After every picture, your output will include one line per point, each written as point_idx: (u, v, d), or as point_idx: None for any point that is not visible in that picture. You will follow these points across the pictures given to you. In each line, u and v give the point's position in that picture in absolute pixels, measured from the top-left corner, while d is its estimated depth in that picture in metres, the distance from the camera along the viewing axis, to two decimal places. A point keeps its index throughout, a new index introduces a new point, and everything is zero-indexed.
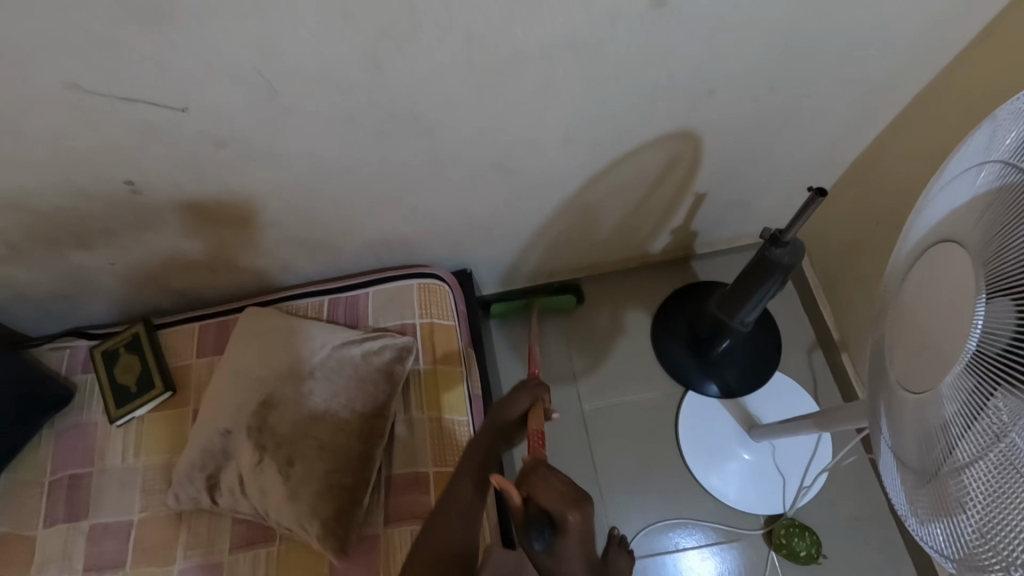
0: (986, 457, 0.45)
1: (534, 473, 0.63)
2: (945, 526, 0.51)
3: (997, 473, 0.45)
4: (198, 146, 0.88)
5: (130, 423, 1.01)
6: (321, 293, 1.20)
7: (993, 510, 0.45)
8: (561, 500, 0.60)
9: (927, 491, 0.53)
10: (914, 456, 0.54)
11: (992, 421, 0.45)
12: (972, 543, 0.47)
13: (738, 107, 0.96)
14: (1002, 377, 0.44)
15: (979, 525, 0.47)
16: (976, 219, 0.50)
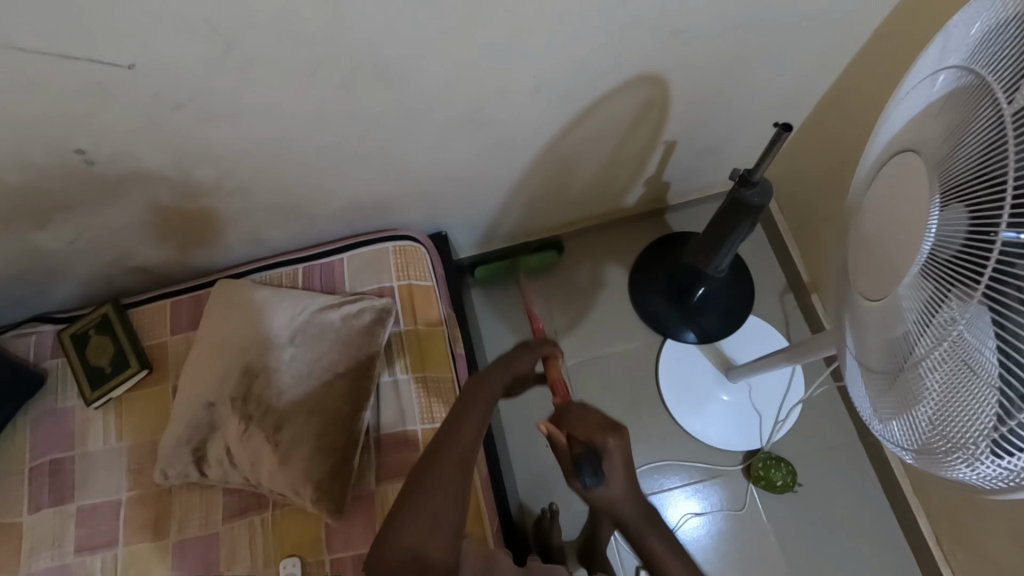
0: (941, 351, 0.40)
1: (568, 413, 0.67)
2: (905, 423, 0.45)
3: (957, 371, 0.40)
4: (154, 109, 0.73)
5: (108, 404, 1.00)
6: (292, 261, 1.08)
7: (955, 406, 0.40)
8: (601, 433, 0.63)
9: (879, 395, 0.48)
10: (874, 359, 0.48)
11: (949, 322, 0.39)
12: (931, 435, 0.43)
13: (706, 44, 0.89)
14: (960, 277, 0.38)
15: (938, 417, 0.42)
16: (933, 125, 0.42)
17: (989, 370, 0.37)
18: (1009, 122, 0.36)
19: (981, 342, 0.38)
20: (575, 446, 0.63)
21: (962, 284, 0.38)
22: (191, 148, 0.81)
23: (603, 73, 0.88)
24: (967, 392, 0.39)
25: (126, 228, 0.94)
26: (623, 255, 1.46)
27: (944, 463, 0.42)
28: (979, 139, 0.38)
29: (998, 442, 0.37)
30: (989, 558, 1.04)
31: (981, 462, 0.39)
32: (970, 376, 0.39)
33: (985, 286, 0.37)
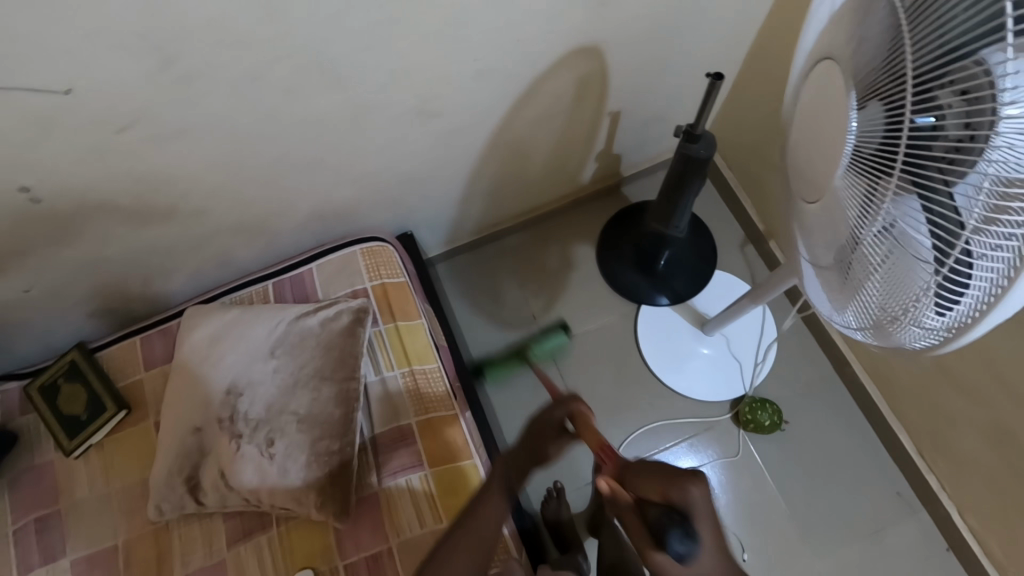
0: (876, 234, 0.44)
1: (630, 476, 0.61)
2: (854, 306, 0.50)
3: (892, 251, 0.44)
4: (97, 135, 0.72)
5: (89, 451, 0.97)
6: (260, 279, 1.07)
7: (894, 282, 0.45)
8: (677, 486, 0.55)
9: (831, 286, 0.52)
10: (822, 255, 0.52)
11: (881, 210, 0.43)
12: (878, 311, 0.47)
13: (634, 11, 0.93)
14: (883, 168, 0.42)
15: (880, 296, 0.46)
16: (840, 32, 0.46)
17: (921, 240, 0.41)
18: (902, 19, 0.40)
19: (909, 217, 0.42)
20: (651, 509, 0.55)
21: (884, 169, 0.42)
22: (141, 171, 0.80)
23: (541, 52, 0.92)
24: (902, 266, 0.44)
25: (83, 267, 0.92)
26: (587, 231, 1.50)
27: (892, 331, 0.47)
28: (883, 39, 0.42)
29: (931, 301, 0.42)
30: (966, 456, 1.11)
31: (923, 320, 0.44)
32: (904, 251, 0.43)
33: (903, 169, 0.41)
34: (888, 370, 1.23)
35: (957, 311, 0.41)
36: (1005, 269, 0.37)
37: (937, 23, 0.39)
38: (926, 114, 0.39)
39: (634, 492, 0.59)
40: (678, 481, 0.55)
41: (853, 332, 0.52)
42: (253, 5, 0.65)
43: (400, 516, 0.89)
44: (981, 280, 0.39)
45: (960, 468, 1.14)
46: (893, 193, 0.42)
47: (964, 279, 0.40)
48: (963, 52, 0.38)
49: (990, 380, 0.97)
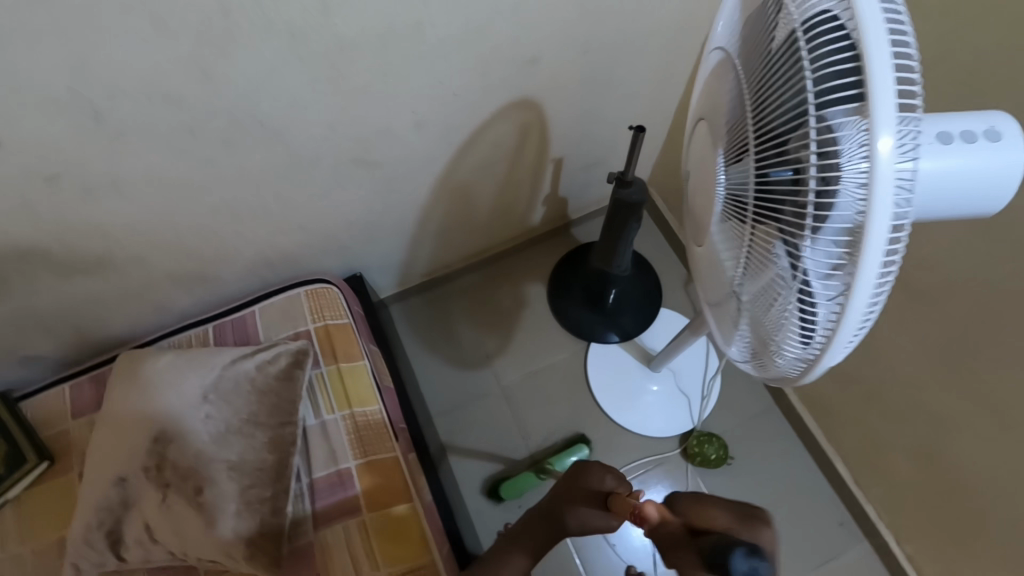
0: (747, 274, 0.50)
1: (681, 509, 0.65)
2: (738, 335, 0.55)
3: (756, 284, 0.49)
4: (26, 184, 0.73)
5: (4, 509, 0.92)
6: (202, 321, 1.06)
7: (760, 313, 0.50)
8: (744, 524, 0.62)
9: (723, 320, 0.57)
10: (713, 289, 0.57)
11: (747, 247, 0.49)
12: (754, 339, 0.52)
13: (564, 70, 1.01)
14: (743, 211, 0.48)
15: (753, 326, 0.51)
16: (711, 96, 0.53)
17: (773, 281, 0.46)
18: (747, 88, 0.46)
19: (765, 260, 0.47)
20: (714, 535, 0.59)
21: (746, 214, 0.48)
22: (72, 218, 0.80)
23: (478, 105, 0.97)
24: (765, 301, 0.48)
25: (8, 315, 0.89)
26: (538, 273, 1.54)
27: (770, 362, 0.50)
28: (737, 103, 0.48)
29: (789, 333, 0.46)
30: (898, 484, 1.15)
31: (784, 350, 0.48)
32: (763, 285, 0.48)
33: (756, 213, 0.46)
34: (823, 402, 1.28)
35: (807, 342, 0.45)
36: (834, 308, 0.41)
37: (770, 91, 0.44)
38: (769, 166, 0.44)
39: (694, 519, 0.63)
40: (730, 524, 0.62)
41: (743, 365, 0.56)
42: (186, 61, 0.68)
43: (337, 566, 0.87)
44: (822, 317, 0.42)
45: (893, 495, 1.18)
46: (753, 236, 0.47)
47: (809, 315, 0.43)
48: (786, 114, 0.42)
49: (908, 409, 1.03)
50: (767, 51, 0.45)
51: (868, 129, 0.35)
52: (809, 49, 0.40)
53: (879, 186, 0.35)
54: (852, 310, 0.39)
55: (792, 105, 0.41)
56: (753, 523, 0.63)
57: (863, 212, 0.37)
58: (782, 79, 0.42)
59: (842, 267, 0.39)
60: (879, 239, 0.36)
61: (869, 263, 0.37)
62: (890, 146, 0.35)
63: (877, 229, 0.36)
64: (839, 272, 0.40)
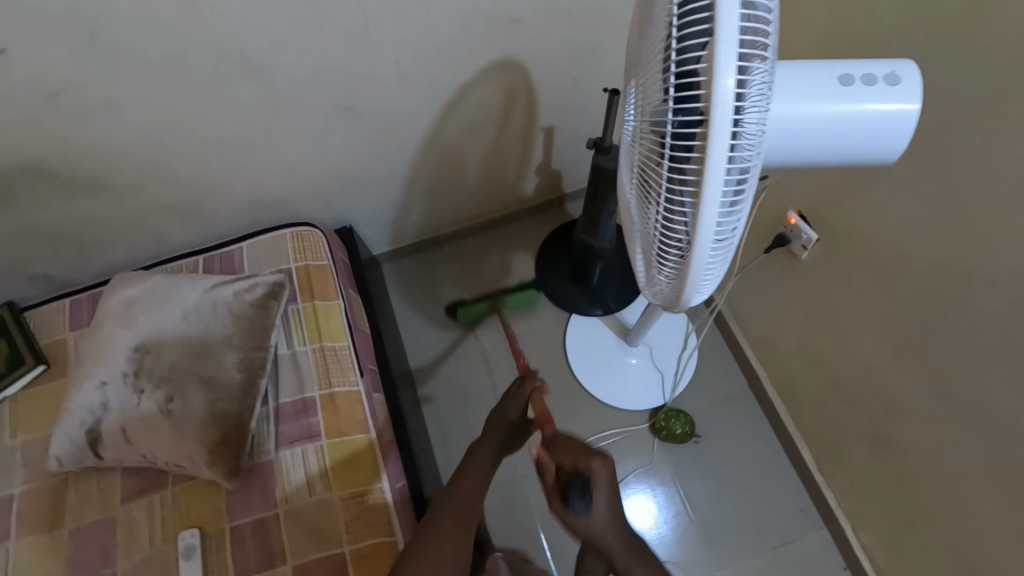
0: (642, 203, 0.54)
1: (556, 440, 0.71)
2: (639, 260, 0.60)
3: (646, 211, 0.54)
4: (30, 99, 0.80)
5: (3, 404, 1.01)
6: (194, 253, 1.13)
7: (649, 237, 0.54)
8: (583, 457, 0.68)
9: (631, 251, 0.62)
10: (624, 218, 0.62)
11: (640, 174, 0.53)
12: (648, 262, 0.57)
13: (549, 33, 1.03)
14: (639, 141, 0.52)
15: (646, 249, 0.56)
16: (632, 33, 0.55)
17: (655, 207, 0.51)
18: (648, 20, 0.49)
19: (651, 187, 0.51)
20: (564, 475, 0.67)
21: (643, 149, 0.51)
22: (72, 137, 0.87)
23: (462, 62, 1.01)
24: (651, 232, 0.53)
25: (15, 227, 0.98)
26: (527, 243, 1.58)
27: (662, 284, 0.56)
28: (642, 36, 0.51)
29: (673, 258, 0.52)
30: (855, 471, 1.15)
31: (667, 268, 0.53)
32: (650, 211, 0.52)
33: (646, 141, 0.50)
34: (793, 389, 1.28)
35: (683, 266, 0.51)
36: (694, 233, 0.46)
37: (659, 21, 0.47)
38: (658, 102, 0.47)
39: (557, 457, 0.69)
40: (587, 455, 0.68)
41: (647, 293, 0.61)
42: None
43: (291, 484, 0.93)
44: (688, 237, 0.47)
45: (851, 483, 1.18)
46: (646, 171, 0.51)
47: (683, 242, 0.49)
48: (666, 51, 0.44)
49: (866, 393, 1.03)
50: None
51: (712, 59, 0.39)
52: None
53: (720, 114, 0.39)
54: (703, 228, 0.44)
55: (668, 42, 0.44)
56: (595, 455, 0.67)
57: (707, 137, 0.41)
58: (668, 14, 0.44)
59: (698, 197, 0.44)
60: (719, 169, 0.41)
61: (713, 192, 0.42)
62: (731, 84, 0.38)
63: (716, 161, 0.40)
64: (695, 201, 0.45)
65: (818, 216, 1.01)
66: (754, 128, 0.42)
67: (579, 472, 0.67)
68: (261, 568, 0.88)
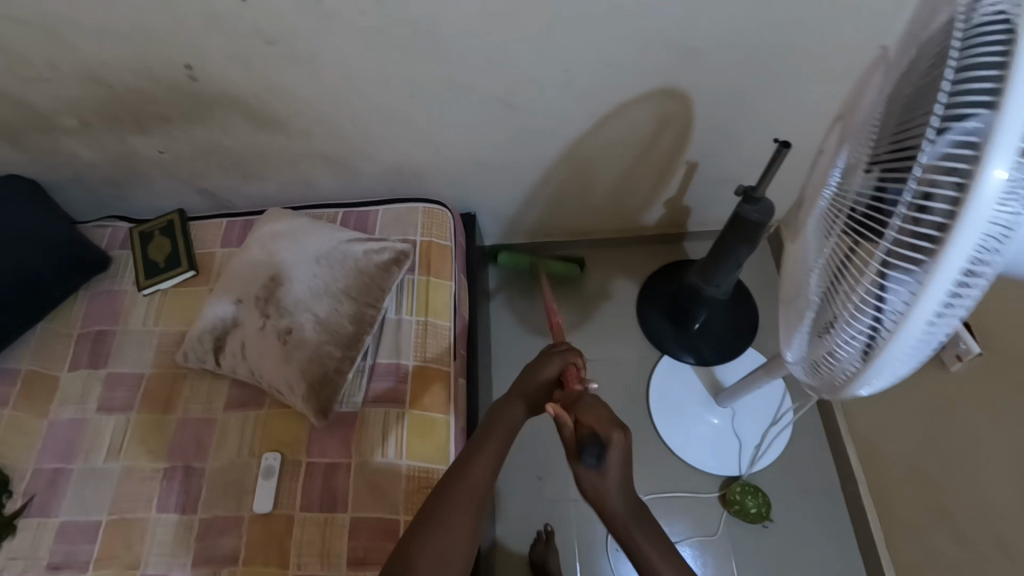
0: (824, 282, 0.50)
1: (581, 402, 0.75)
2: (798, 338, 0.55)
3: (826, 292, 0.49)
4: (250, 41, 0.90)
5: (154, 294, 1.16)
6: (335, 205, 1.22)
7: (823, 321, 0.50)
8: (608, 426, 0.68)
9: (786, 320, 0.57)
10: (790, 288, 0.57)
11: (833, 252, 0.48)
12: (811, 344, 0.52)
13: (727, 70, 1.00)
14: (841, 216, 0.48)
15: (812, 328, 0.52)
16: (855, 95, 0.51)
17: (841, 292, 0.46)
18: (890, 89, 0.45)
19: (843, 270, 0.46)
20: (582, 432, 0.69)
21: (844, 228, 0.47)
22: (272, 81, 0.97)
23: (629, 81, 1.00)
24: (829, 317, 0.49)
25: (205, 146, 1.12)
26: (636, 271, 1.54)
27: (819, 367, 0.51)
28: (874, 105, 0.47)
29: (842, 350, 0.47)
30: None
31: (834, 359, 0.48)
32: (833, 291, 0.48)
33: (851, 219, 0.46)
34: (892, 501, 1.15)
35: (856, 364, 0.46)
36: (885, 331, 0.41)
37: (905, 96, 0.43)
38: (885, 187, 0.42)
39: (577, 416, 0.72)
40: (610, 424, 0.69)
41: (795, 372, 0.56)
42: None
43: (368, 439, 0.98)
44: (876, 337, 0.42)
45: None
46: (846, 246, 0.47)
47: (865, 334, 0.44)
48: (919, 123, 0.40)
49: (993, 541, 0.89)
50: (921, 56, 0.42)
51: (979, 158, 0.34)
52: (969, 54, 0.37)
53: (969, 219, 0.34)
54: (900, 334, 0.39)
55: (924, 115, 0.39)
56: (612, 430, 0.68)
57: (942, 241, 0.36)
58: (931, 85, 0.40)
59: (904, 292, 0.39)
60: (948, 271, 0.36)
61: (930, 293, 0.37)
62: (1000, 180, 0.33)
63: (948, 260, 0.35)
64: (899, 304, 0.40)
65: (992, 337, 0.92)
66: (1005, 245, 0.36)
67: (597, 436, 0.68)
68: (323, 507, 0.94)
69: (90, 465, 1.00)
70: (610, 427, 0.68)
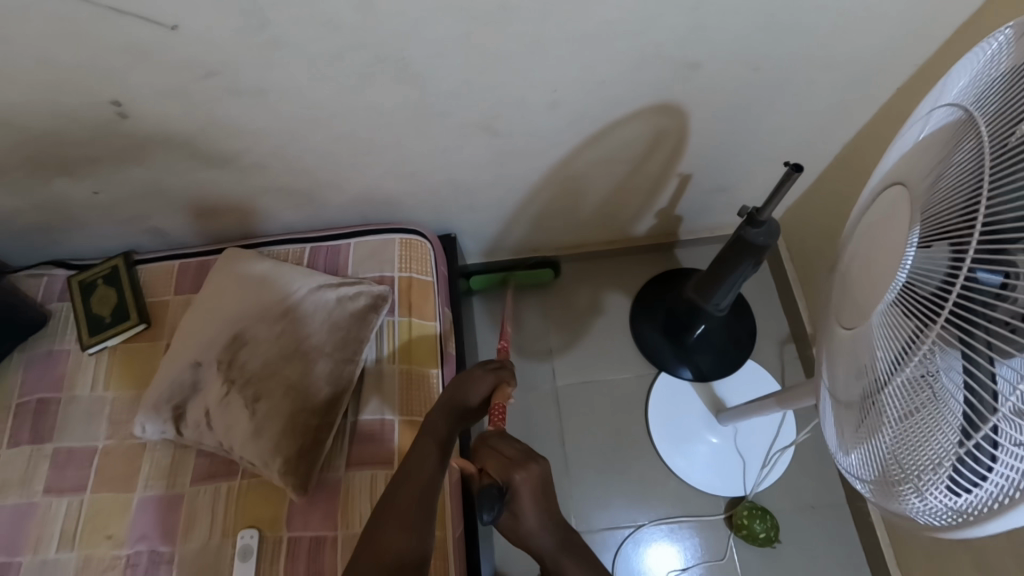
0: (906, 394, 0.40)
1: (484, 441, 0.65)
2: (864, 449, 0.46)
3: (911, 406, 0.40)
4: (186, 75, 0.77)
5: (101, 353, 1.03)
6: (300, 240, 1.10)
7: (909, 441, 0.41)
8: (509, 467, 0.61)
9: (844, 423, 0.48)
10: (843, 384, 0.47)
11: (915, 356, 0.39)
12: (887, 463, 0.43)
13: (726, 82, 0.91)
14: (927, 313, 0.38)
15: (892, 446, 0.42)
16: (921, 158, 0.43)
17: (944, 414, 0.38)
18: (988, 162, 0.37)
19: (942, 383, 0.38)
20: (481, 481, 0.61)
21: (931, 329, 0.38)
22: (218, 116, 0.85)
23: (621, 99, 0.91)
24: (923, 440, 0.39)
25: (145, 186, 0.98)
26: (628, 284, 1.46)
27: (899, 494, 0.42)
28: (961, 178, 0.38)
29: (944, 488, 0.38)
30: None
31: (930, 493, 0.39)
32: (930, 409, 0.39)
33: (947, 317, 0.37)
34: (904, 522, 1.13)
35: (963, 509, 0.37)
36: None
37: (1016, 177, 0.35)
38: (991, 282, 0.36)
39: (478, 462, 0.63)
40: (513, 464, 0.62)
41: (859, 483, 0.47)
42: None
43: (355, 508, 0.89)
44: (996, 477, 0.35)
45: None
46: (919, 343, 0.39)
47: (979, 470, 0.36)
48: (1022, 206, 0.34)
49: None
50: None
51: None
52: None
53: None
54: None
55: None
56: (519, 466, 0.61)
57: None
58: None
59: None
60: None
61: None
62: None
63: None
64: None
65: None
66: None
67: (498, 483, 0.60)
68: None
69: (40, 559, 0.89)
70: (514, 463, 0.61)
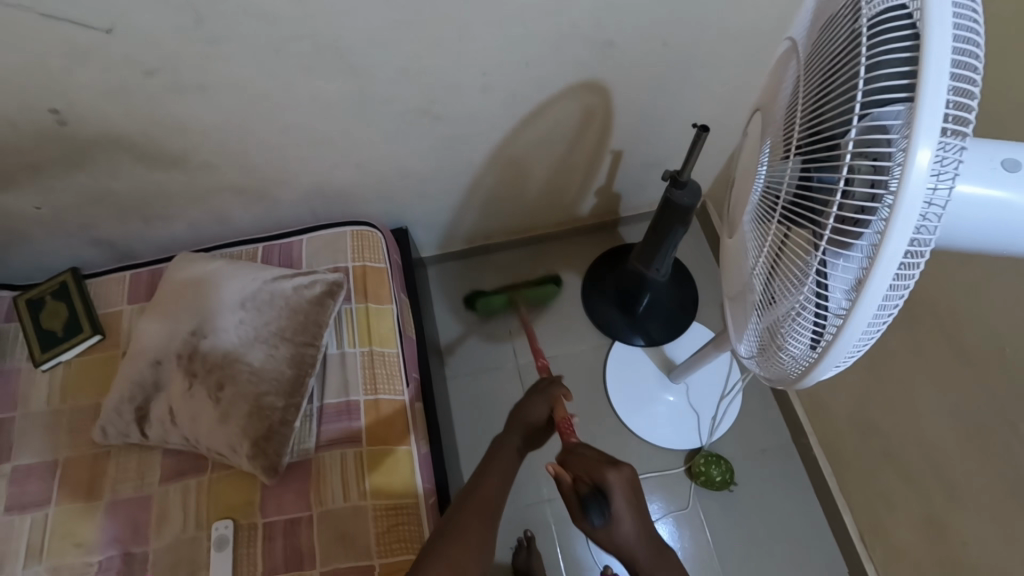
0: (771, 274, 0.50)
1: (573, 453, 0.70)
2: (753, 328, 0.55)
3: (774, 283, 0.49)
4: (126, 74, 0.80)
5: (56, 368, 1.03)
6: (253, 241, 1.13)
7: (774, 311, 0.50)
8: (600, 468, 0.66)
9: (741, 313, 0.57)
10: (737, 281, 0.57)
11: (773, 243, 0.49)
12: (766, 333, 0.53)
13: (640, 57, 1.00)
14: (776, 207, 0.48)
15: (766, 318, 0.52)
16: (772, 88, 0.52)
17: (791, 284, 0.47)
18: (802, 80, 0.46)
19: (788, 259, 0.47)
20: (581, 486, 0.65)
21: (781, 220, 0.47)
22: (161, 116, 0.88)
23: (546, 80, 0.99)
24: (781, 307, 0.49)
25: (91, 194, 1.00)
26: (577, 263, 1.54)
27: (776, 358, 0.52)
28: (792, 97, 0.47)
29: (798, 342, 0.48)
30: (902, 550, 1.10)
31: (790, 350, 0.49)
32: (784, 283, 0.48)
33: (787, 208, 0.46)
34: (842, 450, 1.23)
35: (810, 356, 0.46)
36: (837, 320, 0.41)
37: (823, 86, 0.43)
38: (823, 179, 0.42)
39: (573, 471, 0.68)
40: (604, 465, 0.66)
41: (754, 359, 0.57)
42: None
43: (327, 486, 0.92)
44: (825, 327, 0.43)
45: (896, 557, 1.13)
46: (781, 237, 0.48)
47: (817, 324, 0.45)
48: (837, 111, 0.41)
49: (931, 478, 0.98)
50: (830, 42, 0.43)
51: (908, 141, 0.34)
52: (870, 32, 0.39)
53: (906, 203, 0.34)
54: (848, 330, 0.40)
55: (843, 97, 0.40)
56: (612, 467, 0.66)
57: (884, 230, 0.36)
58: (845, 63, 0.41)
59: (855, 280, 0.39)
60: (896, 248, 0.35)
61: (870, 292, 0.37)
62: (928, 161, 0.34)
63: (895, 245, 0.35)
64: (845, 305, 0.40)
65: (914, 298, 1.02)
66: (935, 220, 0.37)
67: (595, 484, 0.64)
68: (288, 567, 0.87)
69: None
70: (606, 463, 0.66)
